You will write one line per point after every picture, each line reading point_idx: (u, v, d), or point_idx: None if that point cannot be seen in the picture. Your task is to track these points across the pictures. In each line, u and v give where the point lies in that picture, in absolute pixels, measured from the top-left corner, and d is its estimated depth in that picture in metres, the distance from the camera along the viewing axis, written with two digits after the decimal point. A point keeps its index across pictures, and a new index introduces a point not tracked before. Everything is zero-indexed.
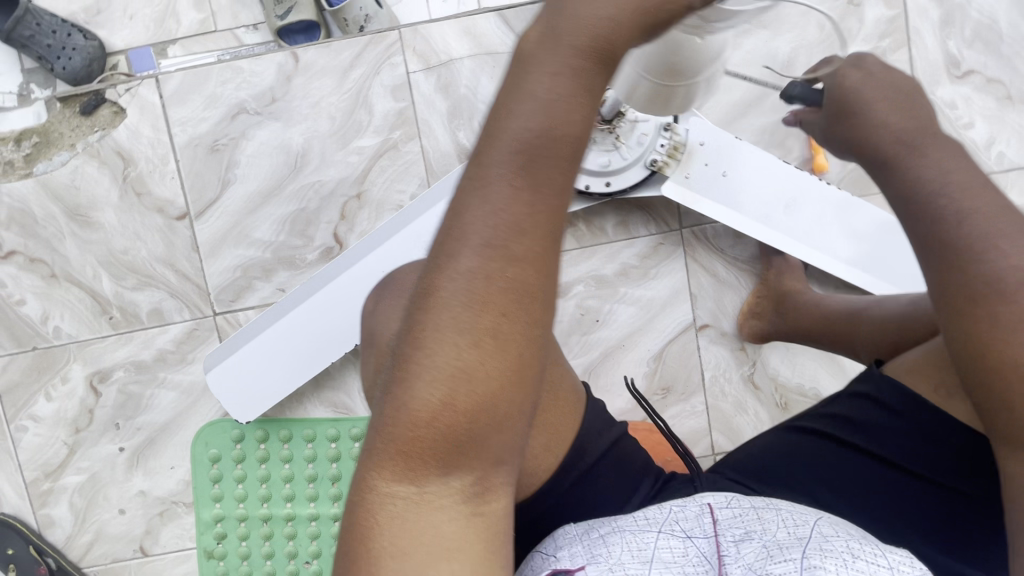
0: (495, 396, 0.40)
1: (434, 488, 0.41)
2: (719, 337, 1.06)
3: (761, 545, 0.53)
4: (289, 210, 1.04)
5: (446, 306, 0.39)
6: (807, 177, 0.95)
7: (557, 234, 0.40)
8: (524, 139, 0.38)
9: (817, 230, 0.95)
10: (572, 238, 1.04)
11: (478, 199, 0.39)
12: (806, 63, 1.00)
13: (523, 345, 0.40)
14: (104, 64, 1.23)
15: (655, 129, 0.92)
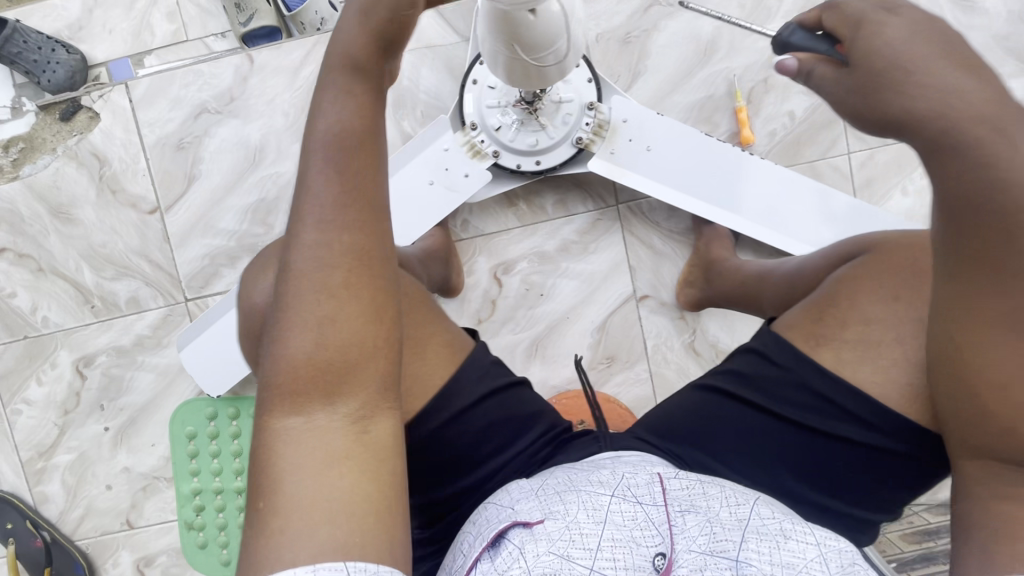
0: (354, 328, 0.50)
1: (321, 419, 0.49)
2: (659, 307, 1.11)
3: (704, 518, 0.57)
4: (250, 201, 1.12)
5: (302, 267, 0.50)
6: (725, 147, 1.00)
7: (377, 201, 0.53)
8: (332, 136, 0.52)
9: (735, 196, 1.00)
10: (514, 217, 1.10)
11: (307, 191, 0.51)
12: (729, 41, 1.05)
13: (368, 286, 0.51)
14: (86, 75, 1.33)
15: (579, 109, 0.98)
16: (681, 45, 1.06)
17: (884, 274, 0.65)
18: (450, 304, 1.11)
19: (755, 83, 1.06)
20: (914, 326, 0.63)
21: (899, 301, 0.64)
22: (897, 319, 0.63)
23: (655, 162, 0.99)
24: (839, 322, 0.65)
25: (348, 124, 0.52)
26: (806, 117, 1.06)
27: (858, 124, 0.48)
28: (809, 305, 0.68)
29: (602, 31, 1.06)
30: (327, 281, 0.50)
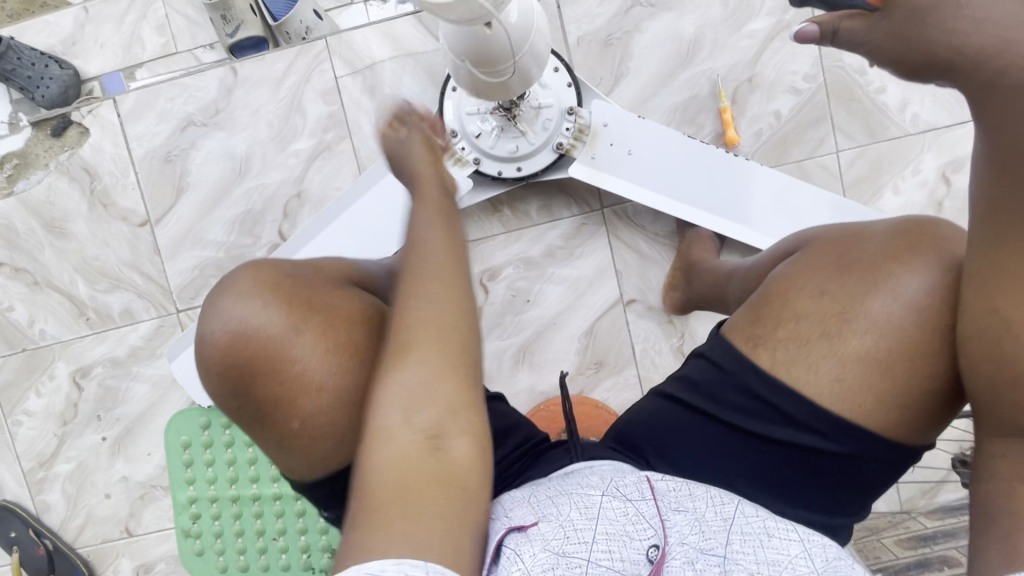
0: (447, 361, 0.55)
1: (416, 447, 0.52)
2: (646, 311, 1.10)
3: (692, 517, 0.58)
4: (238, 212, 1.13)
5: (401, 311, 0.57)
6: (709, 150, 0.99)
7: (457, 252, 0.61)
8: (425, 205, 0.64)
9: (718, 199, 0.99)
10: (499, 224, 1.10)
11: (407, 246, 0.61)
12: (712, 40, 1.04)
13: (457, 321, 0.56)
14: (80, 89, 1.35)
15: (559, 114, 0.97)
16: (664, 46, 1.04)
17: (810, 271, 0.65)
18: None
19: (740, 82, 1.04)
20: (843, 319, 0.62)
21: (830, 297, 0.63)
22: (825, 314, 0.63)
23: (635, 165, 0.98)
24: (774, 321, 0.64)
25: (434, 195, 0.65)
26: (792, 115, 1.04)
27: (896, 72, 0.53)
28: (749, 306, 0.68)
29: (584, 34, 1.05)
30: (439, 299, 0.56)
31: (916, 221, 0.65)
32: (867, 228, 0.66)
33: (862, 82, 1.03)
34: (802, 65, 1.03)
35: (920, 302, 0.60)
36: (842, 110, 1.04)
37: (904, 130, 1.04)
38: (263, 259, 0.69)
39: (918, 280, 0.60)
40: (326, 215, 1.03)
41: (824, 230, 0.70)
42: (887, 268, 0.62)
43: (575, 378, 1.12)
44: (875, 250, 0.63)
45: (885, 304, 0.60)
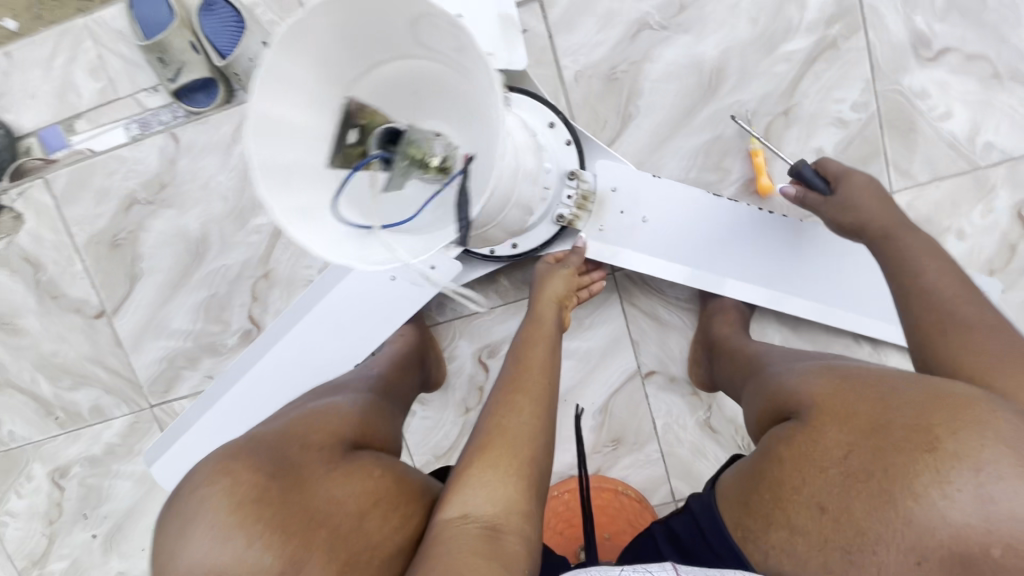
0: (516, 454, 0.59)
1: (472, 530, 0.52)
2: (668, 383, 0.98)
3: None
4: (201, 297, 1.01)
5: (488, 414, 0.65)
6: (736, 207, 0.83)
7: (554, 378, 0.71)
8: (533, 327, 0.78)
9: (751, 266, 0.84)
10: (495, 295, 0.98)
11: (511, 359, 0.74)
12: (739, 67, 0.86)
13: (531, 421, 0.63)
14: (20, 150, 1.06)
15: (559, 179, 0.79)
16: (680, 77, 0.87)
17: (805, 467, 0.50)
18: (434, 395, 1.00)
19: (775, 116, 0.86)
20: (845, 555, 0.46)
21: (831, 516, 0.47)
22: (824, 540, 0.47)
23: (649, 235, 0.82)
24: (765, 522, 0.52)
25: (541, 315, 0.80)
26: (838, 154, 0.87)
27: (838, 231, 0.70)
28: (745, 480, 0.56)
29: (582, 68, 0.87)
30: (518, 412, 0.64)
31: (966, 404, 0.44)
32: (892, 407, 0.47)
33: (924, 107, 0.86)
34: (850, 91, 0.86)
35: (957, 552, 0.42)
36: (897, 143, 0.86)
37: (976, 161, 0.87)
38: (223, 450, 0.52)
39: (935, 515, 0.42)
40: (300, 305, 0.90)
41: (839, 389, 0.52)
42: (906, 493, 0.44)
43: (591, 457, 1.01)
44: (892, 457, 0.45)
45: (897, 541, 0.44)
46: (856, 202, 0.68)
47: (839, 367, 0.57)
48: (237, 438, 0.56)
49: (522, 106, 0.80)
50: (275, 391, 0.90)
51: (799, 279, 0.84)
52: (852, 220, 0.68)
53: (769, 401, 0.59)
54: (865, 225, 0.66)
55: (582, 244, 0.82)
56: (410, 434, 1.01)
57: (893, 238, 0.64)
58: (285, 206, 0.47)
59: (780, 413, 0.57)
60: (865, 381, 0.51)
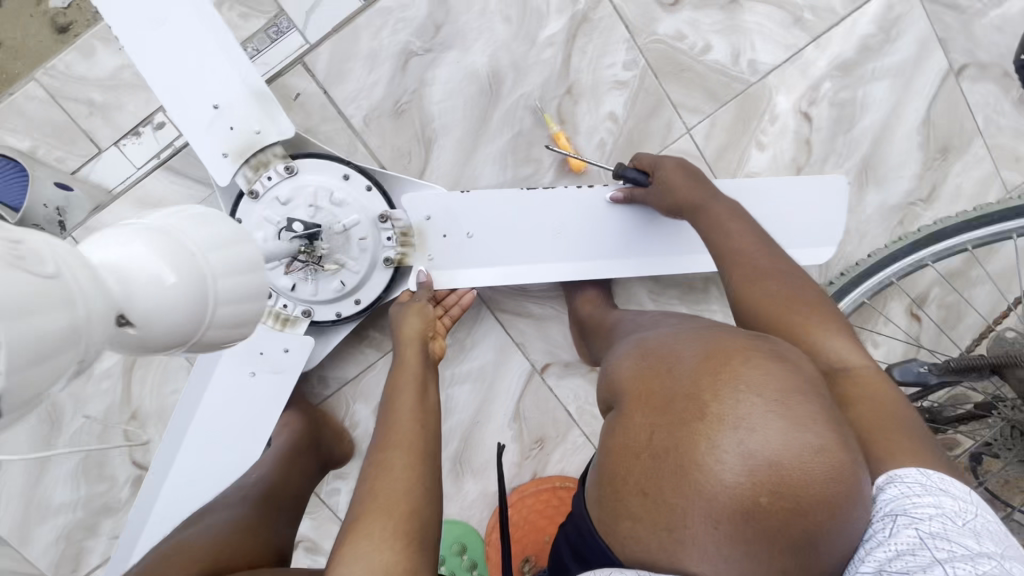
0: (391, 516, 0.57)
1: None
2: (566, 369, 1.01)
3: None
4: (75, 463, 0.95)
5: (360, 478, 0.62)
6: (551, 193, 0.85)
7: (425, 419, 0.69)
8: (399, 369, 0.75)
9: (590, 245, 0.85)
10: (372, 349, 0.97)
11: (382, 411, 0.71)
12: (511, 65, 0.89)
13: (405, 473, 0.61)
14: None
15: (373, 227, 0.82)
16: (462, 90, 0.89)
17: (622, 457, 0.48)
18: (350, 467, 0.97)
19: (560, 98, 0.90)
20: (671, 535, 0.44)
21: (647, 499, 0.46)
22: (651, 526, 0.45)
23: (479, 250, 0.84)
24: (611, 517, 0.49)
25: (404, 354, 0.77)
26: (629, 112, 0.91)
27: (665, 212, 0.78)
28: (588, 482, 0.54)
29: (368, 111, 0.88)
30: (392, 466, 0.62)
31: (726, 362, 0.45)
32: (673, 377, 0.48)
33: (687, 46, 0.92)
34: (617, 53, 0.90)
35: (745, 510, 0.41)
36: (676, 85, 0.92)
37: (747, 79, 0.94)
38: None
39: (715, 475, 0.42)
40: (166, 442, 0.82)
41: (642, 369, 0.52)
42: (690, 463, 0.43)
43: (522, 466, 1.01)
44: (677, 429, 0.45)
45: (696, 510, 0.42)
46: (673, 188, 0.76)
47: (644, 344, 0.56)
48: None
49: (311, 169, 0.81)
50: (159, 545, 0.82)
51: (635, 246, 0.85)
52: (672, 202, 0.76)
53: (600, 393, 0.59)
54: (679, 202, 0.75)
55: (424, 277, 0.82)
56: (340, 514, 0.97)
57: (703, 211, 0.73)
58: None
59: (608, 404, 0.56)
60: (659, 354, 0.52)
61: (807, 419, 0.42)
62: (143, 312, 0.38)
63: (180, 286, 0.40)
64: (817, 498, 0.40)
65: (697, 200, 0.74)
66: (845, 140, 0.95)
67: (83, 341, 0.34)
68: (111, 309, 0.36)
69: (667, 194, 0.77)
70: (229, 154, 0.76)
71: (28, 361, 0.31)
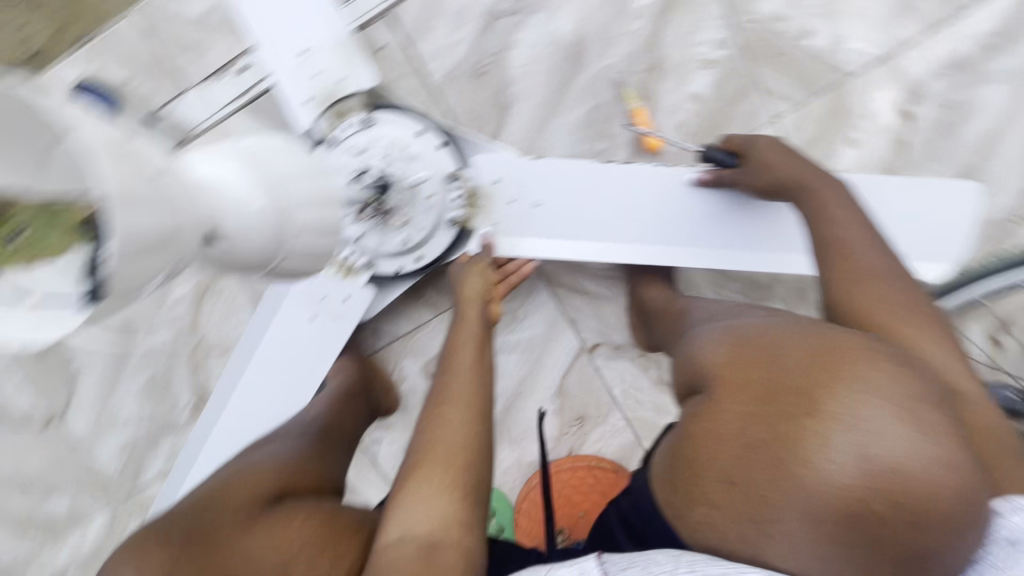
0: (451, 466, 0.60)
1: (406, 550, 0.52)
2: (615, 351, 1.00)
3: (642, 565, 0.48)
4: (143, 382, 1.01)
5: (423, 426, 0.65)
6: (621, 166, 0.83)
7: (483, 381, 0.70)
8: (462, 330, 0.77)
9: (664, 229, 0.82)
10: (427, 308, 0.99)
11: (444, 368, 0.73)
12: (598, 34, 0.87)
13: (464, 428, 0.64)
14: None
15: (441, 185, 0.82)
16: (545, 57, 0.87)
17: (711, 443, 0.49)
18: (395, 419, 1.01)
19: (645, 73, 0.87)
20: (755, 527, 0.46)
21: (739, 487, 0.47)
22: (737, 514, 0.47)
23: (547, 221, 0.83)
24: (686, 499, 0.51)
25: (466, 315, 0.79)
26: (715, 94, 0.88)
27: (763, 190, 0.75)
28: (664, 462, 0.56)
29: (449, 71, 0.88)
30: (451, 419, 0.64)
31: (842, 362, 0.46)
32: (781, 371, 0.48)
33: (785, 29, 0.87)
34: (710, 31, 0.87)
35: (848, 512, 0.42)
36: (768, 70, 0.87)
37: (846, 70, 0.88)
38: (137, 534, 0.54)
39: (824, 471, 0.42)
40: (231, 371, 0.87)
41: (736, 356, 0.53)
42: (798, 457, 0.44)
43: (561, 441, 1.01)
44: (782, 422, 0.46)
45: (797, 503, 0.43)
46: (775, 167, 0.73)
47: (736, 331, 0.57)
48: (157, 517, 0.58)
49: (387, 121, 0.81)
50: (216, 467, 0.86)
51: (713, 231, 0.82)
52: (772, 179, 0.73)
53: (681, 377, 0.59)
54: (782, 179, 0.72)
55: (489, 240, 0.83)
56: (380, 464, 1.01)
57: (809, 191, 0.70)
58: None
59: (689, 387, 0.57)
60: (758, 344, 0.52)
61: (928, 428, 0.42)
62: (231, 230, 0.39)
63: (264, 215, 0.40)
64: (934, 510, 0.41)
65: (801, 180, 0.71)
66: (949, 144, 0.88)
67: (177, 240, 0.36)
68: (201, 222, 0.37)
69: (767, 171, 0.74)
70: (313, 99, 0.78)
71: (137, 250, 0.33)
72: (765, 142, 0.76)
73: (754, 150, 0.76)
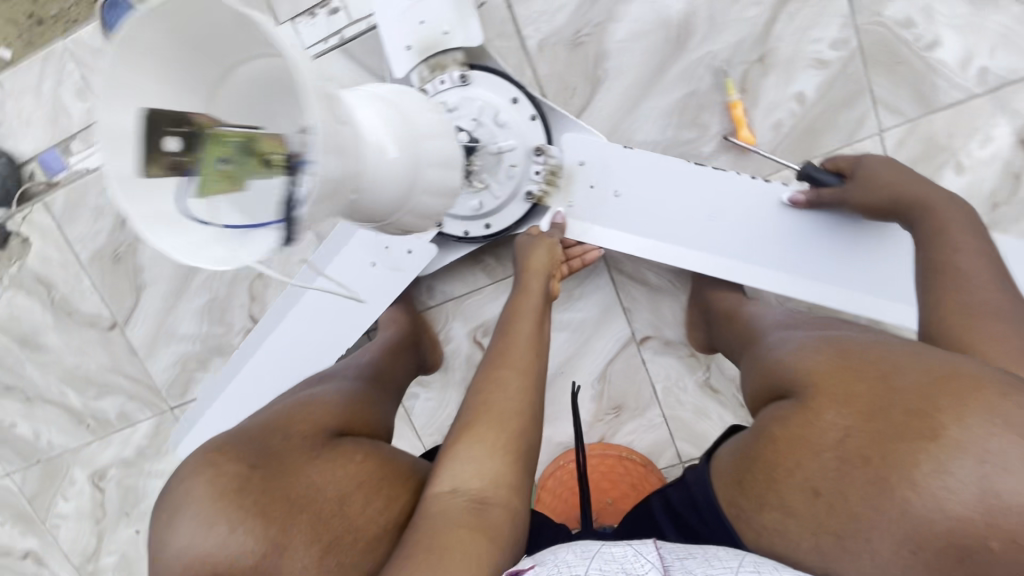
0: (504, 429, 0.61)
1: (460, 501, 0.55)
2: (664, 347, 0.98)
3: (702, 558, 0.51)
4: (202, 302, 1.05)
5: (480, 385, 0.66)
6: (711, 172, 0.80)
7: (540, 351, 0.70)
8: (522, 299, 0.76)
9: (741, 239, 0.80)
10: (484, 274, 0.98)
11: (502, 332, 0.73)
12: (708, 17, 0.83)
13: (518, 394, 0.64)
14: (20, 177, 1.07)
15: (525, 157, 0.80)
16: (648, 34, 0.84)
17: (801, 451, 0.50)
18: (435, 377, 1.02)
19: (749, 64, 0.83)
20: (836, 540, 0.47)
21: (829, 499, 0.48)
22: (818, 525, 0.48)
23: (624, 209, 0.81)
24: (758, 501, 0.53)
25: (526, 288, 0.77)
26: (820, 96, 0.83)
27: (872, 205, 0.71)
28: (739, 458, 0.57)
29: (546, 36, 0.85)
30: (508, 384, 0.65)
31: (970, 388, 0.44)
32: (892, 390, 0.47)
33: (910, 37, 0.81)
34: (828, 28, 0.82)
35: (950, 541, 0.41)
36: (884, 78, 0.82)
37: (969, 90, 0.82)
38: (206, 447, 0.57)
39: (929, 497, 0.42)
40: (280, 305, 0.89)
41: (839, 368, 0.52)
42: (903, 478, 0.43)
43: (594, 426, 1.01)
44: (888, 442, 0.45)
45: (893, 523, 0.44)
46: (888, 184, 0.70)
47: (840, 346, 0.56)
48: (223, 434, 0.60)
49: (483, 83, 0.80)
50: (264, 388, 0.90)
51: (799, 244, 0.80)
52: (885, 194, 0.70)
53: (770, 381, 0.60)
54: (898, 196, 0.68)
55: (560, 219, 0.81)
56: (414, 417, 1.03)
57: (929, 208, 0.65)
58: (142, 220, 0.36)
59: (780, 393, 0.57)
60: (866, 359, 0.52)
61: None
62: (375, 181, 0.42)
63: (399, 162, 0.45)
64: None
65: (921, 197, 0.66)
66: None
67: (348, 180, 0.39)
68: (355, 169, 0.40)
69: (877, 187, 0.71)
70: (413, 47, 0.78)
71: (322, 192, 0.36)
72: (873, 159, 0.73)
73: (862, 167, 0.74)
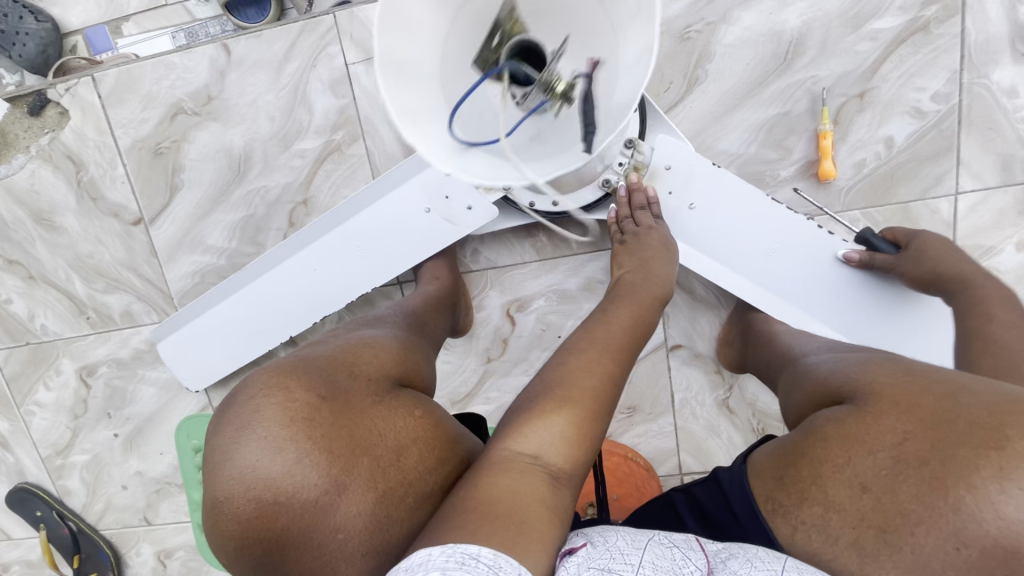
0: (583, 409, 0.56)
1: (535, 469, 0.49)
2: (692, 359, 0.98)
3: (745, 560, 0.48)
4: (238, 217, 1.01)
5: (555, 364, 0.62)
6: (791, 212, 0.79)
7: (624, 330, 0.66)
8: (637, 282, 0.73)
9: (801, 279, 0.80)
10: (532, 251, 0.97)
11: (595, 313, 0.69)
12: (821, 40, 0.82)
13: None
14: (62, 48, 1.02)
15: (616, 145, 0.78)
16: (756, 45, 0.83)
17: (853, 450, 0.48)
18: (459, 340, 1.00)
19: (849, 98, 0.83)
20: (879, 536, 0.45)
21: (877, 499, 0.45)
22: (860, 519, 0.46)
23: (694, 223, 0.81)
24: (799, 496, 0.50)
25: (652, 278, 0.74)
26: (907, 145, 0.83)
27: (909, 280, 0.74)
28: (780, 453, 0.55)
29: None
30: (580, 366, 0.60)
31: None
32: (962, 405, 0.45)
33: (1009, 106, 0.81)
34: (933, 79, 0.81)
35: (1004, 550, 0.39)
36: (974, 141, 0.82)
37: None
38: (274, 368, 0.54)
39: (999, 510, 0.39)
40: (314, 229, 0.86)
41: (901, 381, 0.51)
42: (961, 483, 0.41)
43: None
44: (950, 448, 0.43)
45: (943, 528, 0.41)
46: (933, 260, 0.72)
47: (908, 367, 0.54)
48: (288, 357, 0.58)
49: None
50: (292, 295, 0.88)
51: (851, 296, 0.80)
52: (928, 268, 0.72)
53: (825, 394, 0.58)
54: (941, 269, 0.71)
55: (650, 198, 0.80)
56: None
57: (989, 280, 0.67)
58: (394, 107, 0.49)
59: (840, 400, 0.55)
60: (936, 378, 0.50)
61: None
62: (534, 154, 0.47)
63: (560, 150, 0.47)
64: None
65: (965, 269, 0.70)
66: None
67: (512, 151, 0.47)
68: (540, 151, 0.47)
69: (926, 261, 0.72)
70: None
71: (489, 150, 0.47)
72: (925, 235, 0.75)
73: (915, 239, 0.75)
